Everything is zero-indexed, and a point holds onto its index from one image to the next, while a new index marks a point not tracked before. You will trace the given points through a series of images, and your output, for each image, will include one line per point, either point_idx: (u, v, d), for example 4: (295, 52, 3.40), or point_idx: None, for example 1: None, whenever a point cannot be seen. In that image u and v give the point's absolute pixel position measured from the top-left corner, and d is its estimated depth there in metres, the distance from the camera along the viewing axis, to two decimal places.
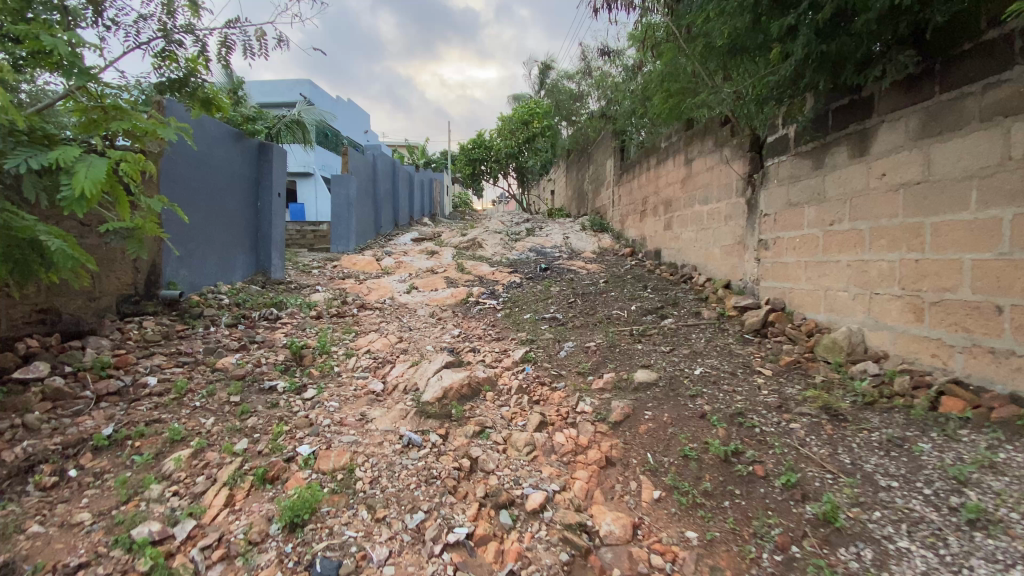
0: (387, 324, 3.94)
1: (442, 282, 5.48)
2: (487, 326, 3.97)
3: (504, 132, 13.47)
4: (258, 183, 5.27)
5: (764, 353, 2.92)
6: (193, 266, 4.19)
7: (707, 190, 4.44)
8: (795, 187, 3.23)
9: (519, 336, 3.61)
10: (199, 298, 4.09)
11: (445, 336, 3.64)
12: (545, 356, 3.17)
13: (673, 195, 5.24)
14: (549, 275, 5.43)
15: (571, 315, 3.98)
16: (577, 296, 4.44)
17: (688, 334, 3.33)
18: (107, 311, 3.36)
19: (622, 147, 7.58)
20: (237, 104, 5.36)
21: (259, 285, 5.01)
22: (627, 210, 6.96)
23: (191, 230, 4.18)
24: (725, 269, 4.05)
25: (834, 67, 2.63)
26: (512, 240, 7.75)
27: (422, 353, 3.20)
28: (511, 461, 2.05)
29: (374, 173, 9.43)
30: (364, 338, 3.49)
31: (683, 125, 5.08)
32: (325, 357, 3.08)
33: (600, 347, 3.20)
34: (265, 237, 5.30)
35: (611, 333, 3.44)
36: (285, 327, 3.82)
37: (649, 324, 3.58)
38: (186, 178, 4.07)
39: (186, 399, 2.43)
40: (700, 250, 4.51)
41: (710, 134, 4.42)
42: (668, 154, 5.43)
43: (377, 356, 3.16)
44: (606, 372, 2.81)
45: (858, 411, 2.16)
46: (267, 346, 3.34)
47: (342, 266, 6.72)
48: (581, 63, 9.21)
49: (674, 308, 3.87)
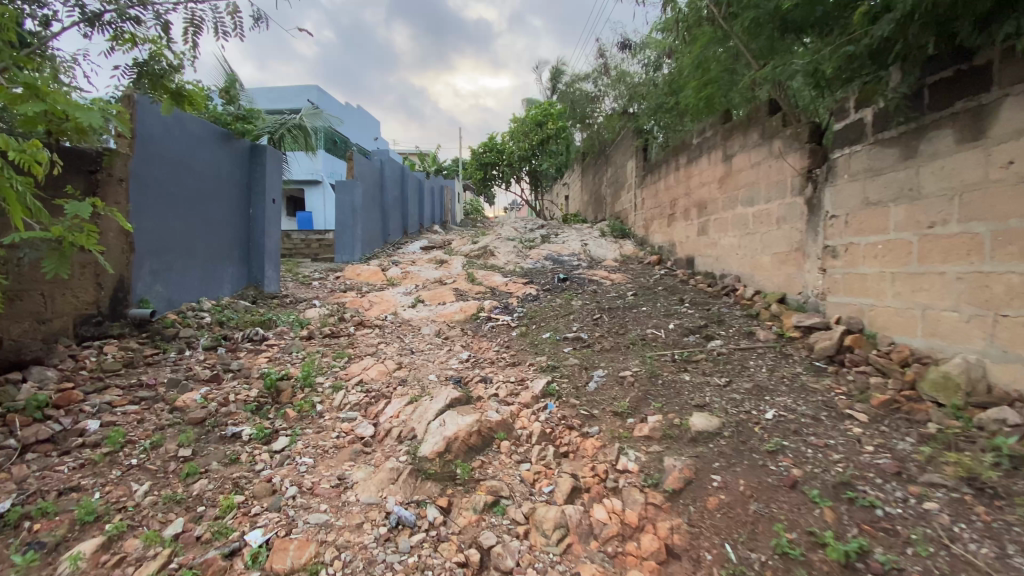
0: (386, 346, 3.42)
1: (450, 294, 4.96)
2: (501, 348, 3.44)
3: (517, 136, 12.99)
4: (249, 189, 4.82)
5: (847, 390, 2.35)
6: (171, 281, 3.73)
7: (752, 190, 3.86)
8: (875, 182, 2.65)
9: (539, 361, 3.07)
10: (176, 318, 3.61)
11: (452, 362, 3.12)
12: (572, 389, 2.62)
13: (709, 197, 4.65)
14: (569, 286, 4.89)
15: (598, 334, 3.42)
16: (603, 312, 3.89)
17: (745, 362, 2.75)
18: (60, 335, 2.95)
19: (644, 147, 7.01)
20: (230, 103, 4.95)
21: (250, 300, 4.55)
22: (651, 214, 6.40)
23: (168, 241, 3.72)
24: (778, 281, 3.48)
25: (941, 26, 2.07)
26: (526, 248, 7.22)
27: (424, 384, 2.67)
28: (538, 555, 1.52)
29: (381, 178, 8.99)
30: (357, 365, 2.98)
31: (720, 118, 4.50)
32: (308, 391, 2.56)
33: (639, 379, 2.64)
34: (258, 247, 4.85)
35: (649, 361, 2.88)
36: (270, 351, 3.33)
37: (693, 349, 3.01)
38: (162, 184, 3.62)
39: (121, 455, 1.93)
40: (744, 258, 3.94)
41: (756, 126, 3.84)
42: (700, 151, 4.85)
43: (371, 389, 2.64)
44: (651, 414, 2.25)
45: (1012, 481, 1.58)
46: (244, 376, 2.84)
47: (345, 276, 6.25)
48: (598, 59, 8.66)
49: (720, 329, 3.31)
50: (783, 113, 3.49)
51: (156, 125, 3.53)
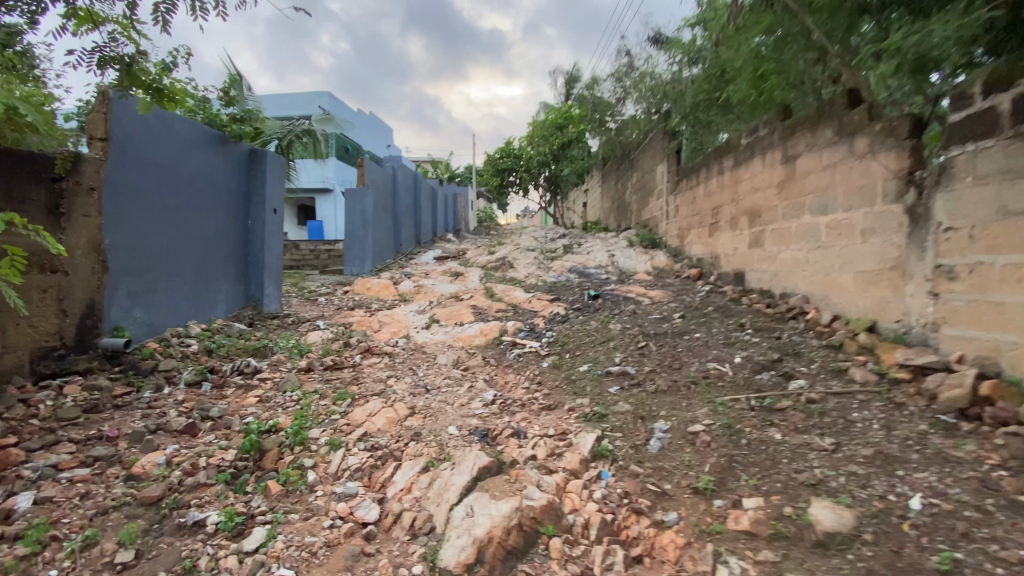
0: (396, 382, 2.89)
1: (468, 314, 4.43)
2: (532, 384, 2.90)
3: (535, 140, 12.36)
4: (247, 198, 4.36)
5: (1002, 460, 1.79)
6: (154, 304, 3.28)
7: (825, 196, 3.29)
8: (1020, 186, 2.06)
9: (582, 406, 2.51)
10: (158, 346, 3.14)
11: (474, 405, 2.57)
12: (631, 450, 2.07)
13: (764, 204, 4.07)
14: (603, 304, 4.34)
15: (649, 369, 2.86)
16: (647, 338, 3.34)
17: (848, 416, 2.19)
18: (12, 374, 2.45)
19: (677, 149, 6.41)
20: (228, 105, 4.64)
21: (247, 321, 4.09)
22: (687, 222, 5.83)
23: (151, 258, 3.26)
24: (865, 305, 2.91)
25: None
26: (547, 259, 6.68)
27: (443, 441, 2.14)
28: None
29: (393, 186, 8.54)
30: (361, 410, 2.45)
31: (777, 113, 3.91)
32: (299, 452, 2.05)
33: (715, 437, 2.08)
34: (256, 262, 4.38)
35: (722, 410, 2.31)
36: (262, 389, 2.82)
37: (774, 395, 2.44)
38: (145, 193, 3.19)
39: (40, 562, 1.44)
40: (815, 275, 3.37)
41: (830, 122, 3.26)
42: (752, 153, 4.26)
43: (377, 447, 2.12)
44: (747, 495, 1.72)
45: None
46: (225, 427, 2.32)
47: (355, 291, 5.77)
48: (624, 57, 8.12)
49: (798, 364, 2.73)
50: (867, 106, 2.94)
51: (138, 126, 3.12)
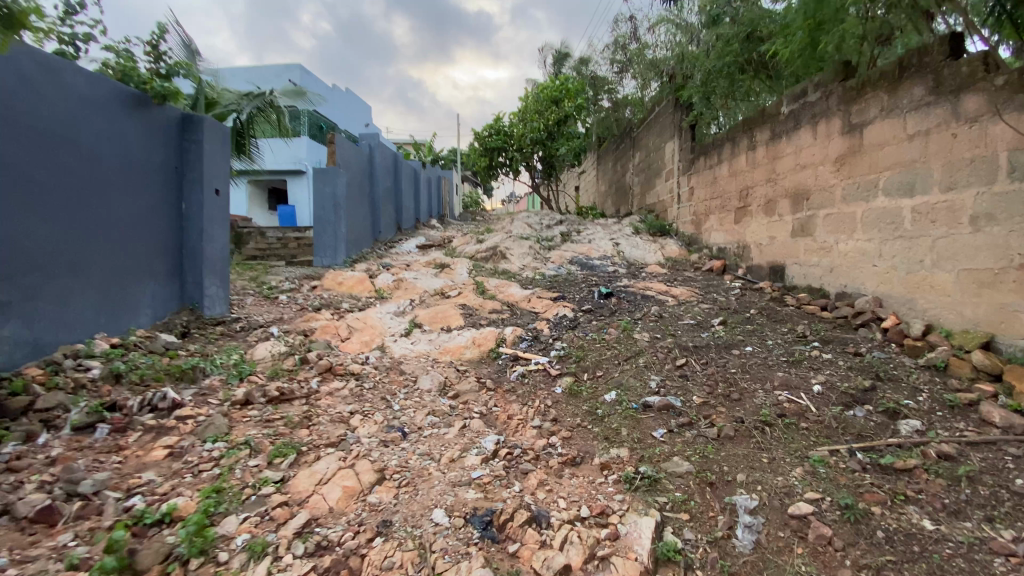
0: (361, 423, 2.12)
1: (457, 316, 3.65)
2: (544, 421, 2.17)
3: (528, 114, 11.09)
4: (180, 176, 3.51)
5: None
6: (38, 317, 2.47)
7: (910, 173, 2.60)
8: None
9: (619, 463, 1.80)
10: (42, 374, 2.33)
11: (470, 461, 1.82)
12: (712, 553, 1.38)
13: (815, 184, 3.37)
14: (618, 304, 3.63)
15: (700, 402, 2.16)
16: (686, 353, 2.63)
17: (1011, 484, 1.52)
18: None
19: (693, 123, 5.48)
20: (156, 61, 3.69)
21: (180, 330, 3.29)
22: (704, 206, 5.14)
23: (35, 252, 2.46)
24: (975, 314, 2.26)
25: None
26: (544, 249, 5.96)
27: (426, 539, 1.40)
28: None
29: (369, 166, 7.65)
30: (308, 475, 1.70)
31: (839, 71, 3.14)
32: (197, 571, 1.31)
33: (836, 530, 1.39)
34: (193, 256, 3.55)
35: (824, 473, 1.63)
36: (176, 435, 2.04)
37: (888, 445, 1.76)
38: (14, 165, 2.35)
39: None
40: (893, 272, 2.69)
41: (920, 77, 2.53)
42: (798, 122, 3.52)
43: (325, 550, 1.39)
44: None
45: None
46: (99, 512, 1.56)
47: (324, 286, 4.95)
48: (627, 24, 7.29)
49: (900, 396, 2.05)
50: (983, 53, 2.23)
51: None
